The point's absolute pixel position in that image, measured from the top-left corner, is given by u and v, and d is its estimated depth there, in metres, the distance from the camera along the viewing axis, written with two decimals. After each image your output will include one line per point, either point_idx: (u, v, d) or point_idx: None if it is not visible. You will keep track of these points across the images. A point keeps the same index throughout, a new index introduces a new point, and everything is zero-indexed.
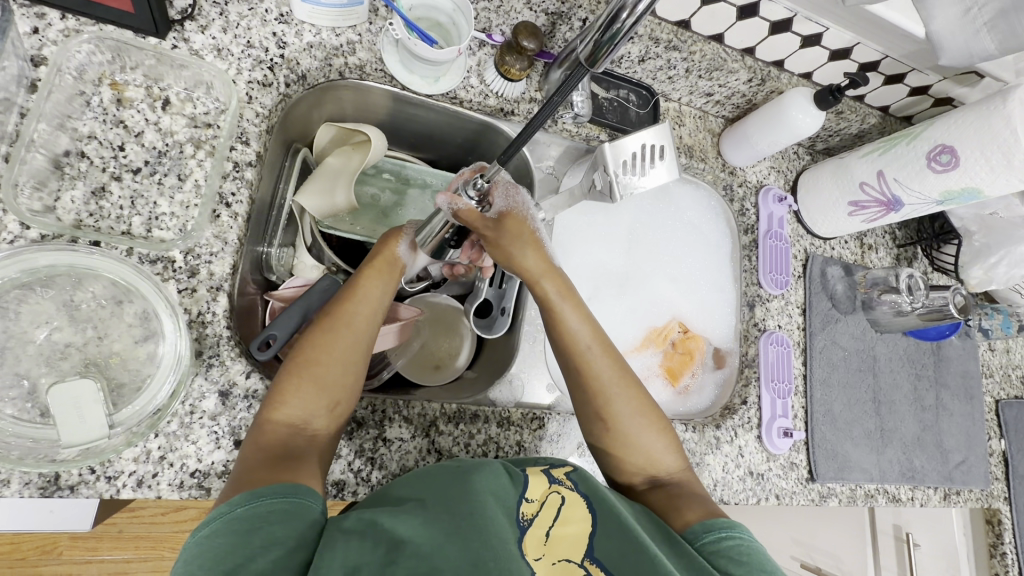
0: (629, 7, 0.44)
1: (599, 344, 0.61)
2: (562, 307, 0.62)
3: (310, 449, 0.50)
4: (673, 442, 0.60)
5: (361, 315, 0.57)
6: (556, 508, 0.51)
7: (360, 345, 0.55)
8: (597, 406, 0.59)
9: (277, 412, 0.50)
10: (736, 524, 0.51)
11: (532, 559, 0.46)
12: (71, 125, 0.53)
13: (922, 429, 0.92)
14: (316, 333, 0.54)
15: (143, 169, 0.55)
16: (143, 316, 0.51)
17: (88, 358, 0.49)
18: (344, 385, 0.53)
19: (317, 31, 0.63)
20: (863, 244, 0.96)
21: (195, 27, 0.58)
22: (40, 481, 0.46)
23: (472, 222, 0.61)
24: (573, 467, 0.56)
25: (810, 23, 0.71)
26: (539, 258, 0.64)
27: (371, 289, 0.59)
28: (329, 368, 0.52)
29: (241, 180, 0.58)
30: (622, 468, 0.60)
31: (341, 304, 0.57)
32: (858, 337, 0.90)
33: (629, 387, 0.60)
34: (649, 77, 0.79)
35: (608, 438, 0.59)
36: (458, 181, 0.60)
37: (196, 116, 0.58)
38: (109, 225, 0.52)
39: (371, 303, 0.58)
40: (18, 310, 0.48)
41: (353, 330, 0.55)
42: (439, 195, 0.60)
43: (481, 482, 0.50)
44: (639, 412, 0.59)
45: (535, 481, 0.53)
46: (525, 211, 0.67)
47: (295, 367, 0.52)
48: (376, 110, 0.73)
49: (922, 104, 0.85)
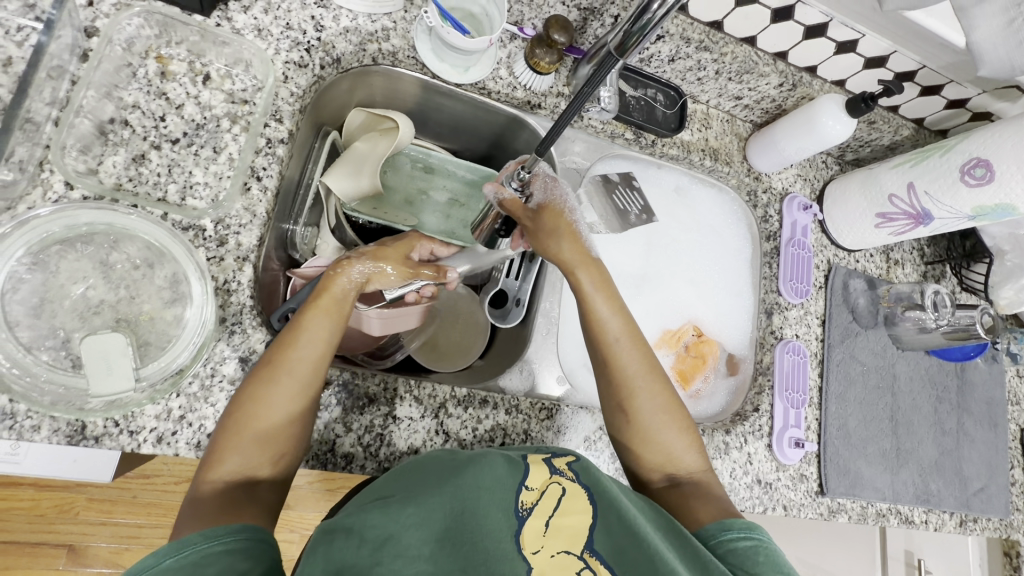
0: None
1: (629, 337, 0.61)
2: (593, 298, 0.62)
3: (254, 500, 0.48)
4: (695, 441, 0.60)
5: (303, 362, 0.52)
6: (555, 499, 0.51)
7: (303, 391, 0.51)
8: (620, 397, 0.59)
9: (216, 468, 0.48)
10: (755, 525, 0.51)
11: (530, 552, 0.47)
12: (118, 94, 0.56)
13: (941, 452, 0.90)
14: (255, 381, 0.50)
15: (181, 140, 0.57)
16: (174, 280, 0.53)
17: (120, 315, 0.52)
18: (287, 434, 0.50)
19: (353, 17, 0.65)
20: (889, 259, 0.94)
21: (238, 7, 0.60)
22: (67, 430, 0.48)
23: (514, 212, 0.67)
24: (576, 457, 0.57)
25: (844, 28, 0.70)
26: (575, 249, 0.64)
27: (316, 328, 0.54)
28: (268, 421, 0.49)
29: (272, 156, 0.60)
30: (642, 461, 0.59)
31: (280, 349, 0.52)
32: (878, 354, 0.89)
33: (656, 382, 0.60)
34: (678, 78, 0.79)
35: (630, 432, 0.59)
36: (504, 171, 0.66)
37: (234, 92, 0.60)
38: (145, 190, 0.54)
39: (316, 343, 0.53)
40: (58, 266, 0.51)
41: (295, 380, 0.51)
42: (487, 184, 0.67)
43: (477, 475, 0.51)
44: (660, 409, 0.59)
45: (536, 470, 0.54)
46: (565, 204, 0.67)
47: (233, 419, 0.49)
48: (405, 97, 0.75)
49: (959, 118, 0.82)
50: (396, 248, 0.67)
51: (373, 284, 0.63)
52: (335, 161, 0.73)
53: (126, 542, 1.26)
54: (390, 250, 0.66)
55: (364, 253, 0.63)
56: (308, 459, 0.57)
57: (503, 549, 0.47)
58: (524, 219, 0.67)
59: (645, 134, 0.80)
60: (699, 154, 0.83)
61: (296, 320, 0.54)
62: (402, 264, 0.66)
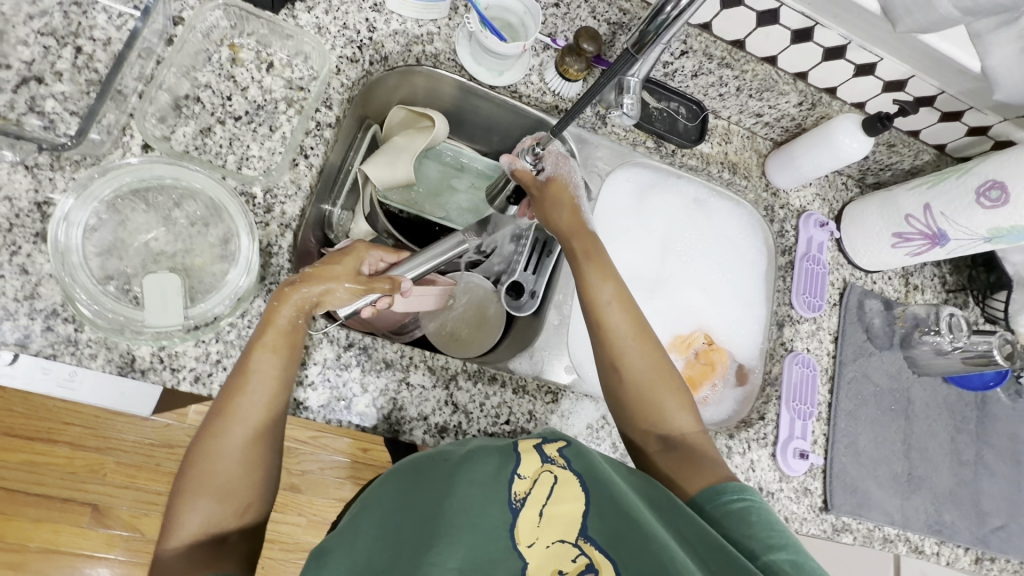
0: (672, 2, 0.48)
1: (621, 303, 0.64)
2: (584, 264, 0.66)
3: (222, 553, 0.50)
4: (686, 401, 0.62)
5: (254, 406, 0.52)
6: (549, 487, 0.54)
7: (256, 434, 0.52)
8: (611, 357, 0.62)
9: (179, 527, 0.49)
10: (746, 487, 0.54)
11: (525, 545, 0.51)
12: (194, 74, 0.63)
13: (957, 483, 0.88)
14: (207, 434, 0.51)
15: (243, 117, 0.64)
16: (225, 238, 0.59)
17: (176, 264, 0.58)
18: (250, 478, 0.52)
19: (403, 21, 0.72)
20: (908, 283, 0.94)
21: (303, 7, 0.67)
22: (119, 361, 0.54)
23: (525, 182, 0.72)
24: (566, 442, 0.59)
25: (863, 51, 0.73)
26: (571, 218, 0.70)
27: (265, 369, 0.54)
28: (225, 469, 0.51)
29: (320, 138, 0.66)
30: (635, 421, 0.61)
31: (228, 396, 0.52)
32: (892, 376, 0.88)
33: (643, 342, 0.63)
34: (700, 93, 0.83)
35: (622, 389, 0.61)
36: (520, 146, 0.72)
37: (292, 80, 0.67)
38: (208, 158, 0.61)
39: (267, 384, 0.53)
40: (132, 217, 0.58)
41: (247, 425, 0.52)
42: (502, 156, 0.72)
43: (469, 473, 0.54)
44: (650, 364, 0.62)
45: (528, 458, 0.56)
46: (570, 179, 0.73)
47: (191, 475, 0.51)
48: (443, 97, 0.81)
49: (981, 146, 0.83)
50: (344, 262, 0.63)
51: (325, 302, 0.60)
52: (374, 152, 0.79)
53: (146, 508, 1.30)
54: (338, 265, 0.63)
55: (311, 267, 0.61)
56: (326, 413, 0.62)
57: (499, 542, 0.51)
58: (532, 190, 0.71)
59: (665, 144, 0.84)
60: (718, 167, 0.87)
61: (244, 363, 0.54)
62: (351, 280, 0.62)
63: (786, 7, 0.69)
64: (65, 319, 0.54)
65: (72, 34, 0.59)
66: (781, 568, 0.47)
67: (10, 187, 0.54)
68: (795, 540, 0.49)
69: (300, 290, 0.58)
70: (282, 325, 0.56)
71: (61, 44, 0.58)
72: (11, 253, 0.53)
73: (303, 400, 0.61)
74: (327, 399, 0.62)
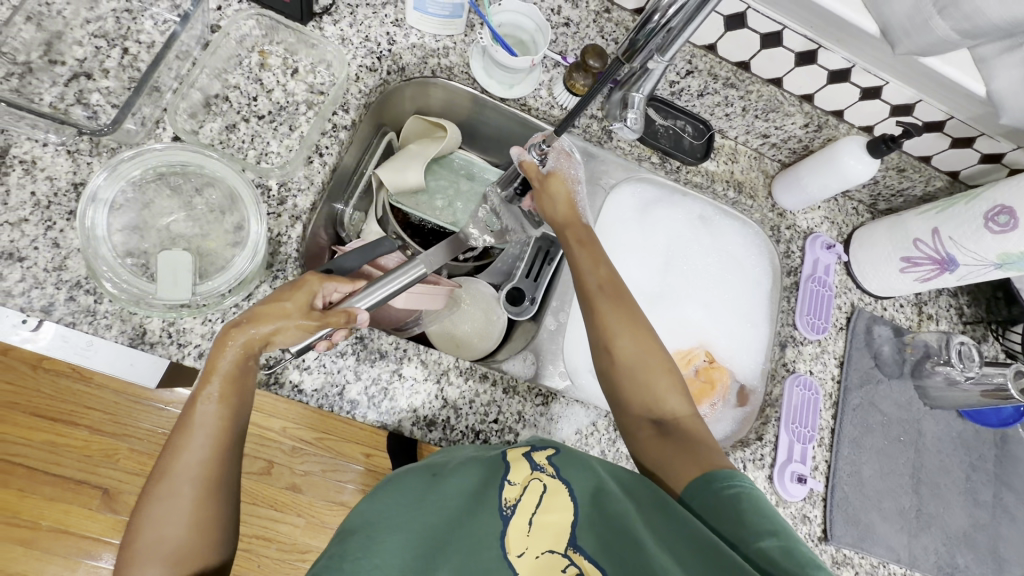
0: (659, 11, 0.55)
1: (612, 289, 0.65)
2: (577, 250, 0.69)
3: None
4: (678, 385, 0.61)
5: (198, 464, 0.48)
6: (537, 495, 0.53)
7: (206, 488, 0.48)
8: (601, 339, 0.63)
9: None
10: (736, 473, 0.51)
11: (515, 555, 0.51)
12: (225, 77, 0.69)
13: (972, 525, 0.83)
14: (150, 499, 0.47)
15: (266, 117, 0.69)
16: (238, 226, 0.63)
17: (191, 247, 0.62)
18: (205, 543, 0.47)
19: (421, 35, 0.76)
20: (922, 313, 0.92)
21: (330, 20, 0.73)
22: (131, 332, 0.58)
23: (530, 175, 0.73)
24: (556, 450, 0.58)
25: (868, 74, 0.73)
26: (568, 209, 0.73)
27: (211, 419, 0.50)
28: (172, 538, 0.46)
29: (335, 138, 0.71)
30: (627, 404, 0.61)
31: (169, 456, 0.48)
32: (902, 406, 0.85)
33: (634, 322, 0.63)
34: (706, 112, 0.85)
35: (612, 369, 0.62)
36: (531, 139, 0.73)
37: (314, 85, 0.72)
38: (231, 152, 0.66)
39: (214, 433, 0.50)
40: (158, 201, 0.62)
41: (194, 483, 0.48)
42: (512, 148, 0.73)
43: (458, 483, 0.55)
44: (641, 350, 0.62)
45: (516, 466, 0.55)
46: (570, 176, 0.76)
47: (134, 548, 0.46)
48: (457, 109, 0.85)
49: (995, 174, 0.82)
50: (294, 297, 0.56)
51: (277, 339, 0.55)
52: (388, 158, 0.83)
53: None
54: (288, 301, 0.55)
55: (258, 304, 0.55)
56: (319, 397, 0.64)
57: (488, 550, 0.51)
58: (535, 182, 0.73)
59: (671, 161, 0.86)
60: (723, 185, 0.88)
61: (187, 416, 0.50)
62: (303, 317, 0.55)
63: (790, 29, 0.71)
64: (87, 291, 0.58)
65: (122, 37, 0.66)
66: (770, 556, 0.44)
67: (52, 169, 0.60)
68: (788, 526, 0.47)
69: (244, 331, 0.53)
70: (227, 372, 0.52)
71: (111, 45, 0.65)
72: (47, 228, 0.58)
73: (298, 384, 0.63)
74: (321, 384, 0.64)
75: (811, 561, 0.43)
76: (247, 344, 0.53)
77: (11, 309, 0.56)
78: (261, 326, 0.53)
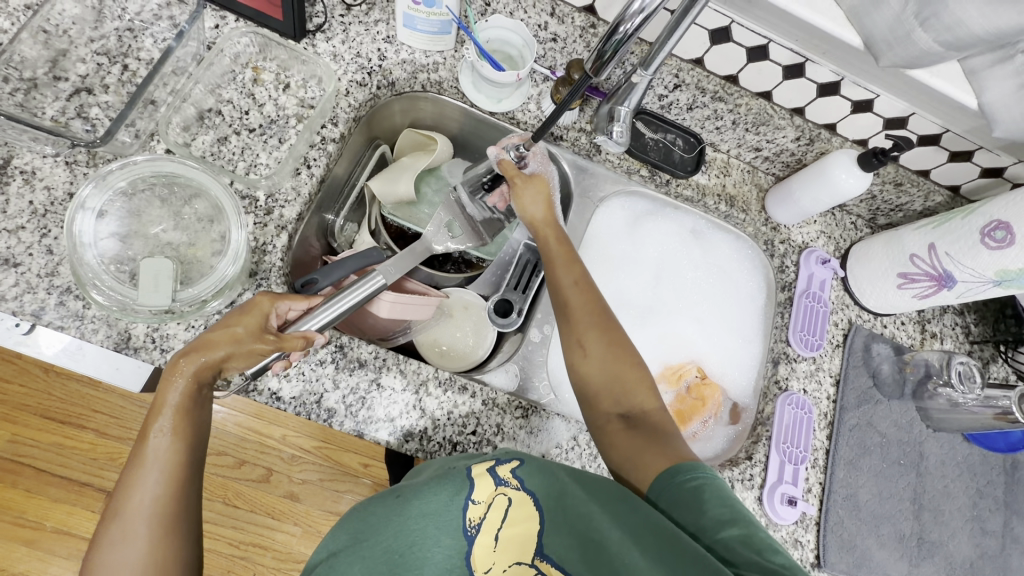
0: (624, 25, 0.54)
1: (584, 288, 0.67)
2: (553, 250, 0.71)
3: None
4: (646, 381, 0.62)
5: (150, 502, 0.47)
6: (502, 510, 0.53)
7: (162, 527, 0.47)
8: (573, 335, 0.64)
9: None
10: (698, 464, 0.52)
11: (482, 572, 0.51)
12: (219, 91, 0.72)
13: (978, 554, 0.79)
14: (102, 542, 0.46)
15: (256, 130, 0.71)
16: (223, 235, 0.65)
17: (178, 255, 0.64)
18: None
19: (411, 51, 0.77)
20: (926, 331, 0.88)
21: (322, 37, 0.75)
22: (116, 337, 0.60)
23: (508, 173, 0.74)
24: (520, 461, 0.56)
25: (857, 88, 0.73)
26: (544, 212, 0.74)
27: (164, 454, 0.49)
28: None
29: (323, 151, 0.72)
30: (600, 399, 0.61)
31: (122, 494, 0.48)
32: (902, 427, 0.82)
33: (604, 318, 0.65)
34: (697, 126, 0.84)
35: (582, 365, 0.63)
36: (506, 140, 0.75)
37: (305, 99, 0.74)
38: (221, 163, 0.69)
39: (165, 470, 0.49)
40: (147, 210, 0.65)
41: (150, 524, 0.47)
42: (489, 147, 0.75)
43: (421, 504, 0.53)
44: (609, 344, 0.63)
45: (482, 483, 0.53)
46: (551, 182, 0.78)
47: None
48: (449, 122, 0.87)
49: (997, 189, 0.80)
50: (245, 321, 0.55)
51: (230, 365, 0.54)
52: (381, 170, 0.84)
53: None
54: (239, 326, 0.55)
55: (213, 328, 0.55)
56: (297, 405, 0.64)
57: (453, 570, 0.51)
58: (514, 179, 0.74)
59: (660, 174, 0.85)
60: (714, 199, 0.86)
61: (138, 454, 0.49)
62: (256, 341, 0.54)
63: (775, 43, 0.71)
64: (76, 297, 0.60)
65: (123, 54, 0.69)
66: (731, 544, 0.47)
67: (50, 179, 0.62)
68: (746, 512, 0.49)
69: (194, 361, 0.52)
70: (178, 405, 0.51)
71: (112, 62, 0.68)
72: (42, 235, 0.61)
73: (277, 391, 0.64)
74: (299, 392, 0.65)
75: (769, 545, 0.46)
76: (198, 373, 0.52)
77: (5, 313, 0.59)
78: (212, 354, 0.52)
